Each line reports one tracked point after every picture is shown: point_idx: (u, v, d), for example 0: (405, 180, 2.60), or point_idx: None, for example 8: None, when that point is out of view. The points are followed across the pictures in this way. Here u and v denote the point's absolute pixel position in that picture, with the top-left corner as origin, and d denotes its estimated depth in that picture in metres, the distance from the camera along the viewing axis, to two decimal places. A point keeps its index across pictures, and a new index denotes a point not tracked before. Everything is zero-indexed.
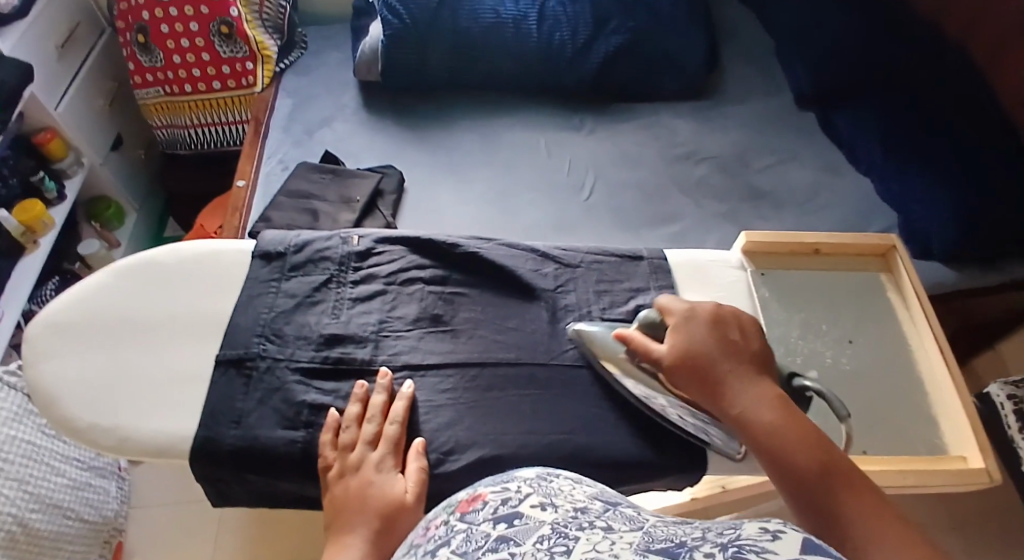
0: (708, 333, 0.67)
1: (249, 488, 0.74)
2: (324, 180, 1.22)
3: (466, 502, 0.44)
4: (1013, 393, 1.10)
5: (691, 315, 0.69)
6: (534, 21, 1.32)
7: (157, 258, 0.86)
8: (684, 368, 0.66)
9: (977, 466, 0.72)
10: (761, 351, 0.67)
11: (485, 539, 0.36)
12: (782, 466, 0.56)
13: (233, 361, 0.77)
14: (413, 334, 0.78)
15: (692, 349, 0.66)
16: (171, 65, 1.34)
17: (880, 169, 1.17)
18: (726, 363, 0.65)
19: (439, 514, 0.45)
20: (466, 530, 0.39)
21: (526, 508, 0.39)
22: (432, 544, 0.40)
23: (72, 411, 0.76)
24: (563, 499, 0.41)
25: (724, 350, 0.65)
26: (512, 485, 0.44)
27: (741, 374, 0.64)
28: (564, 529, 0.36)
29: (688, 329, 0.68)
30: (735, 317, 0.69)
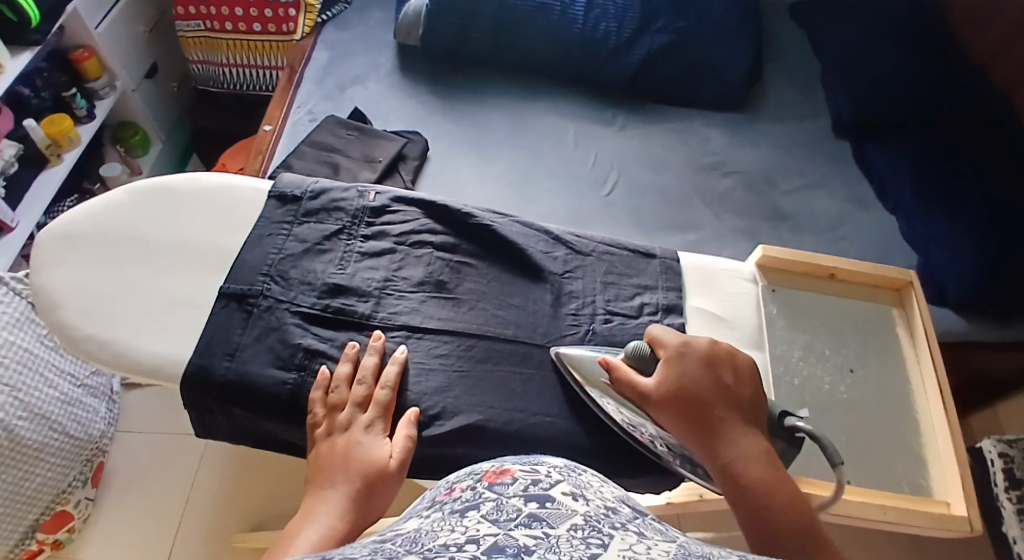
0: (701, 371, 0.65)
1: (232, 422, 0.74)
2: (349, 136, 1.22)
3: (492, 474, 0.41)
4: (1004, 451, 1.08)
5: (686, 350, 0.67)
6: (582, 8, 1.30)
7: (174, 183, 0.87)
8: (673, 405, 0.64)
9: (959, 512, 0.71)
10: (752, 395, 0.66)
11: (518, 513, 0.34)
12: (756, 514, 0.56)
13: (236, 296, 0.77)
14: (415, 296, 0.78)
15: (682, 387, 0.64)
16: (215, 1, 1.34)
17: (907, 210, 1.16)
18: (715, 402, 0.63)
19: (464, 480, 0.42)
20: (496, 499, 0.36)
21: (557, 493, 0.37)
22: (458, 504, 0.37)
23: (72, 320, 0.77)
24: (594, 495, 0.39)
25: (716, 392, 0.64)
26: (541, 467, 0.42)
27: (732, 416, 0.62)
28: (598, 524, 0.34)
29: (680, 364, 0.66)
30: (731, 358, 0.68)
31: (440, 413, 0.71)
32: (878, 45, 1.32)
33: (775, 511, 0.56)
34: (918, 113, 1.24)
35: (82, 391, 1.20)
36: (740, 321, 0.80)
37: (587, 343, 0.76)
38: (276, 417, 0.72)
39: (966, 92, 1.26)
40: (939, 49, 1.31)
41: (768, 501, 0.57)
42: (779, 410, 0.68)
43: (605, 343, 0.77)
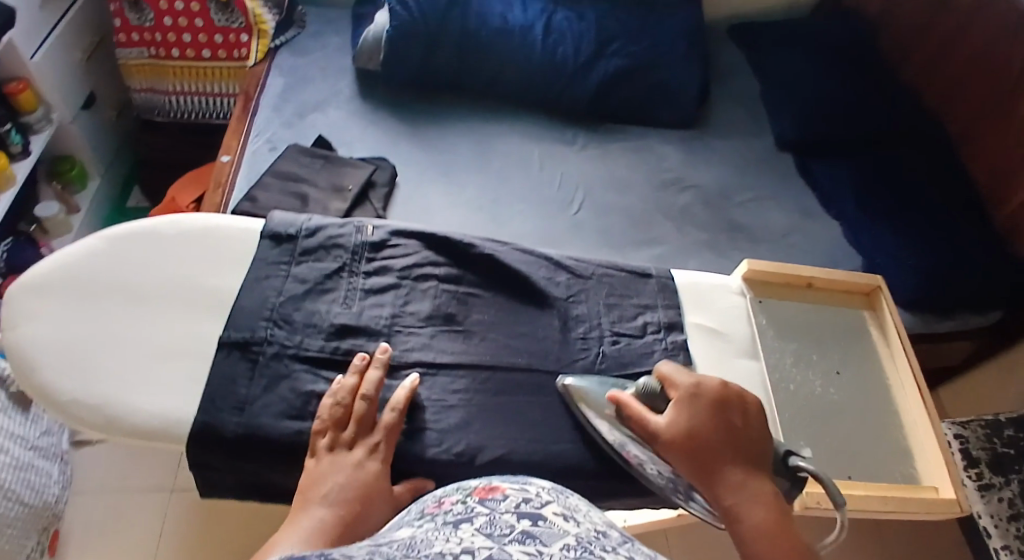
0: (710, 413, 0.68)
1: (245, 475, 0.72)
2: (314, 165, 1.20)
3: (482, 490, 0.46)
4: (959, 433, 1.13)
5: (697, 391, 0.69)
6: (539, 33, 1.34)
7: (155, 228, 0.82)
8: (683, 447, 0.66)
9: (948, 496, 0.77)
10: (761, 440, 0.68)
11: (510, 529, 0.38)
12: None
13: (238, 344, 0.74)
14: (425, 331, 0.78)
15: (691, 429, 0.66)
16: (160, 27, 1.29)
17: (850, 217, 1.26)
18: (725, 449, 0.65)
19: (452, 494, 0.48)
20: (488, 515, 0.40)
21: (549, 513, 0.41)
22: (452, 517, 0.41)
23: (53, 384, 0.70)
24: (584, 518, 0.43)
25: (725, 437, 0.66)
26: (532, 488, 0.46)
27: (739, 466, 0.65)
28: (590, 545, 0.37)
29: (689, 405, 0.68)
30: (739, 398, 0.70)
31: (467, 450, 0.71)
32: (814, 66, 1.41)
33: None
34: (855, 125, 1.34)
35: (30, 451, 1.10)
36: (735, 333, 0.84)
37: (599, 366, 0.79)
38: (296, 468, 0.70)
39: (897, 105, 1.36)
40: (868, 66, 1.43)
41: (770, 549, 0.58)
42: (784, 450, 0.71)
43: (615, 364, 0.79)
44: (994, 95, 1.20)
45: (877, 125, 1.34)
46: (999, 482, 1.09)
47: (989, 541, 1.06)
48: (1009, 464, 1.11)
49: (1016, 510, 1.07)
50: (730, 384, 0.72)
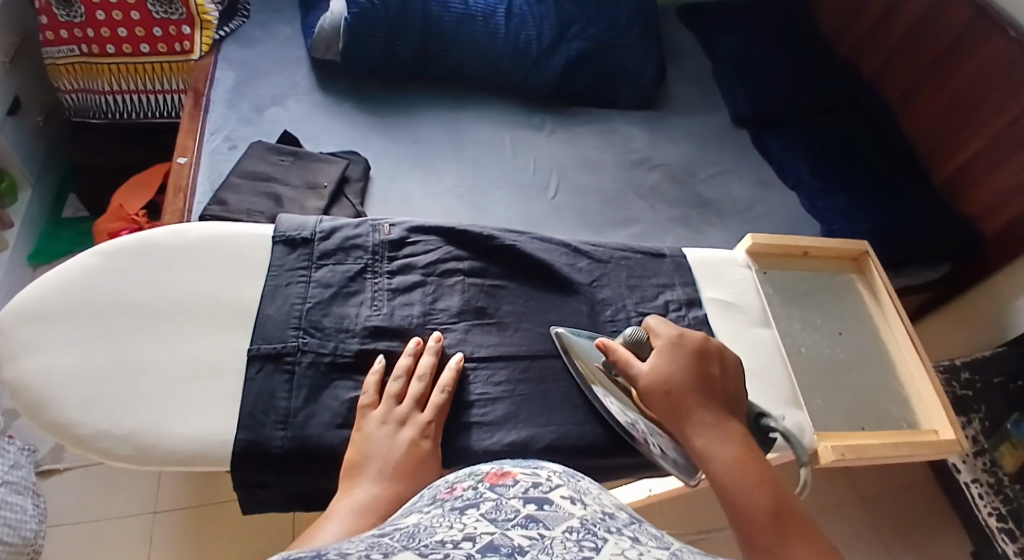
0: (691, 362, 0.69)
1: (293, 493, 0.67)
2: (283, 162, 1.12)
3: (493, 476, 0.47)
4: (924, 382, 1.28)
5: (679, 342, 0.70)
6: (502, 18, 1.33)
7: (152, 238, 0.75)
8: (659, 393, 0.67)
9: (949, 437, 0.85)
10: (735, 392, 0.69)
11: (516, 514, 0.39)
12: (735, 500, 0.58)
13: (271, 357, 0.69)
14: (459, 326, 0.77)
15: (671, 374, 0.68)
16: (93, 23, 1.20)
17: (807, 187, 1.29)
18: (700, 394, 0.66)
19: (463, 480, 0.48)
20: (496, 500, 0.42)
21: (556, 496, 0.43)
22: (460, 503, 0.43)
23: (74, 417, 0.64)
24: (591, 500, 0.44)
25: (701, 385, 0.67)
26: (542, 472, 0.48)
27: (712, 409, 0.66)
28: (592, 527, 0.39)
29: (671, 354, 0.69)
30: (719, 353, 0.72)
31: (519, 440, 0.71)
32: (760, 44, 1.48)
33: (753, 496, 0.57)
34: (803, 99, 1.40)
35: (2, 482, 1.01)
36: (747, 304, 0.88)
37: None
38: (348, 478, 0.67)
39: (838, 79, 1.45)
40: (809, 43, 1.51)
41: (743, 482, 0.59)
42: (755, 410, 0.73)
43: None
44: (935, 63, 1.29)
45: (821, 99, 1.41)
46: (964, 421, 1.22)
47: (961, 476, 1.22)
48: (970, 404, 1.23)
49: (980, 446, 1.21)
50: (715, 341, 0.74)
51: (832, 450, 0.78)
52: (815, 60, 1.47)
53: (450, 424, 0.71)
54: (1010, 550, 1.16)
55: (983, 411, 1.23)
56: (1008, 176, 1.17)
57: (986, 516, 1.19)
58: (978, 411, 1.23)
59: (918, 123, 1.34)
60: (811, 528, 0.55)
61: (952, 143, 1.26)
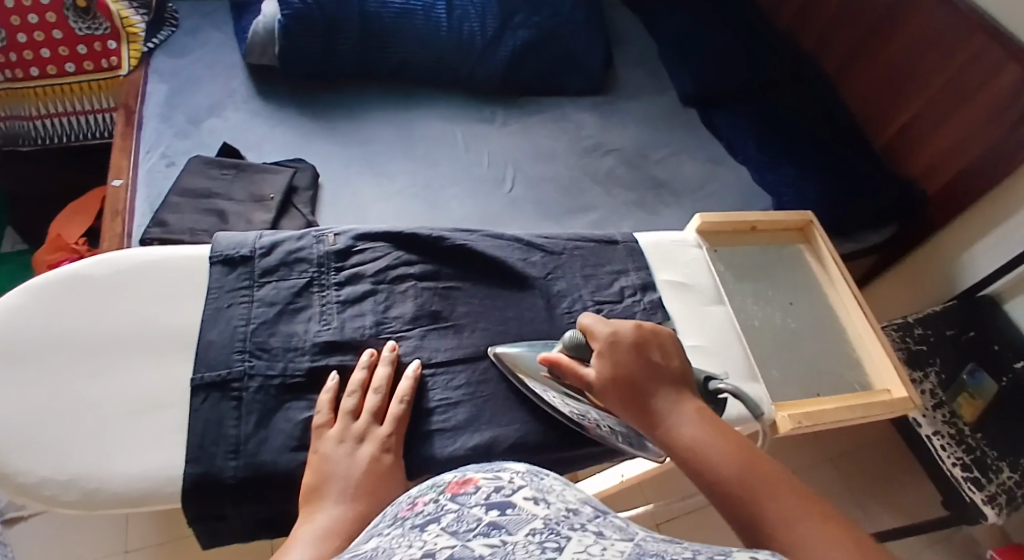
0: (633, 355, 0.66)
1: (254, 522, 0.65)
2: (224, 175, 1.08)
3: (455, 485, 0.44)
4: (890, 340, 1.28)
5: (616, 338, 0.67)
6: (443, 11, 1.29)
7: (83, 270, 0.71)
8: (612, 391, 0.64)
9: (902, 395, 0.85)
10: (685, 371, 0.67)
11: (477, 523, 0.37)
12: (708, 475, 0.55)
13: (217, 384, 0.67)
14: (414, 333, 0.75)
15: (618, 371, 0.65)
16: (14, 46, 1.15)
17: (757, 159, 1.29)
18: (650, 382, 0.64)
19: (426, 494, 0.44)
20: (457, 511, 0.39)
21: (519, 499, 0.41)
22: (421, 519, 0.40)
23: (11, 466, 0.60)
24: (556, 498, 0.42)
25: (650, 373, 0.64)
26: (504, 475, 0.45)
27: (666, 392, 0.63)
28: (556, 526, 0.38)
29: (612, 353, 0.66)
30: (657, 336, 0.69)
31: (482, 443, 0.69)
32: (705, 19, 1.48)
33: (725, 465, 0.55)
34: (750, 70, 1.40)
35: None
36: (702, 284, 0.87)
37: None
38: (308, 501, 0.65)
39: (783, 49, 1.45)
40: (752, 15, 1.51)
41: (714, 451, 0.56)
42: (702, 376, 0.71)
43: None
44: (871, 27, 1.29)
45: (767, 70, 1.41)
46: (920, 376, 1.24)
47: (922, 430, 1.22)
48: (925, 358, 1.25)
49: (938, 399, 1.23)
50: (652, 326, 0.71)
51: (790, 419, 0.78)
52: (759, 32, 1.47)
53: (411, 435, 0.69)
54: (978, 499, 1.15)
55: (937, 363, 1.25)
56: (948, 134, 1.18)
57: (952, 467, 1.19)
58: (934, 363, 1.25)
59: (856, 90, 1.35)
60: (785, 477, 0.53)
61: (890, 108, 1.28)
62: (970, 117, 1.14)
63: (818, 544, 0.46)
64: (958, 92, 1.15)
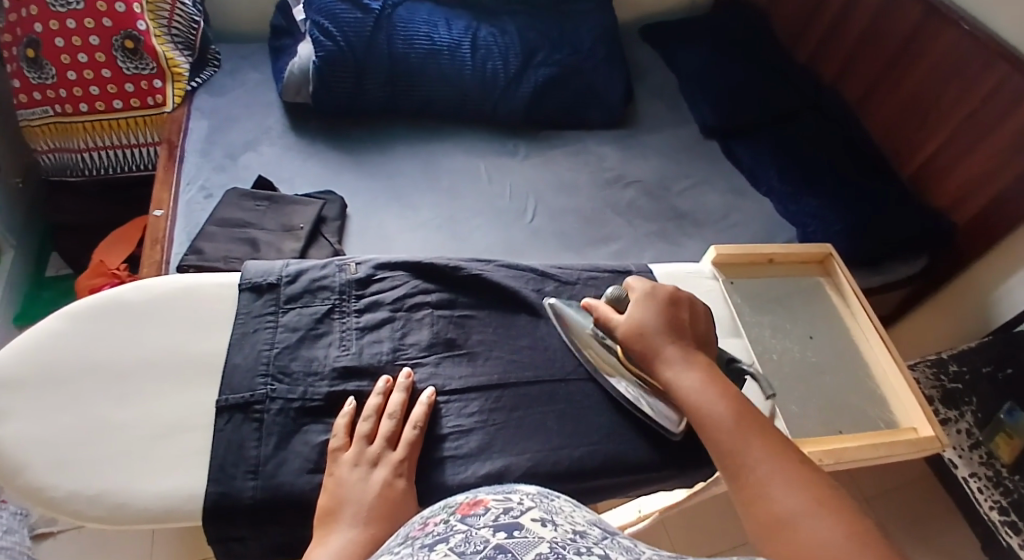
0: (663, 313, 0.71)
1: (270, 543, 0.67)
2: (258, 207, 1.12)
3: (466, 506, 0.46)
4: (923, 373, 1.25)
5: (653, 293, 0.73)
6: (468, 51, 1.35)
7: (121, 296, 0.75)
8: (635, 343, 0.70)
9: (928, 433, 0.84)
10: (705, 336, 0.72)
11: (484, 545, 0.38)
12: (702, 415, 0.63)
13: (239, 406, 0.70)
14: (429, 360, 0.77)
15: (645, 325, 0.70)
16: (64, 83, 1.23)
17: (780, 191, 1.29)
18: (672, 335, 0.69)
19: (436, 514, 0.46)
20: (466, 532, 0.41)
21: (527, 521, 0.42)
22: (430, 539, 0.41)
23: (46, 480, 0.64)
24: (563, 520, 0.44)
25: (674, 326, 0.70)
26: (514, 496, 0.47)
27: (687, 347, 0.68)
28: (562, 550, 0.39)
29: (645, 305, 0.72)
30: (690, 303, 0.74)
31: (495, 470, 0.70)
32: (726, 54, 1.50)
33: (722, 411, 0.62)
34: (771, 105, 1.41)
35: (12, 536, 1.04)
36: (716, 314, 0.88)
37: None
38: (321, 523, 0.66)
39: (806, 84, 1.46)
40: (774, 50, 1.52)
41: (716, 395, 0.63)
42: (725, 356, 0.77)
43: None
44: (893, 59, 1.30)
45: (789, 104, 1.42)
46: (954, 415, 1.22)
47: (958, 472, 1.19)
48: (961, 397, 1.23)
49: (975, 439, 1.20)
50: (686, 293, 0.76)
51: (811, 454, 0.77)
52: (782, 67, 1.49)
53: (424, 460, 0.70)
54: (1015, 544, 1.11)
55: (974, 403, 1.22)
56: (974, 165, 1.17)
57: (988, 510, 1.15)
58: (970, 403, 1.22)
59: (880, 120, 1.34)
60: (772, 432, 0.61)
61: (914, 138, 1.27)
62: (996, 147, 1.14)
63: (795, 495, 0.54)
64: (983, 123, 1.15)
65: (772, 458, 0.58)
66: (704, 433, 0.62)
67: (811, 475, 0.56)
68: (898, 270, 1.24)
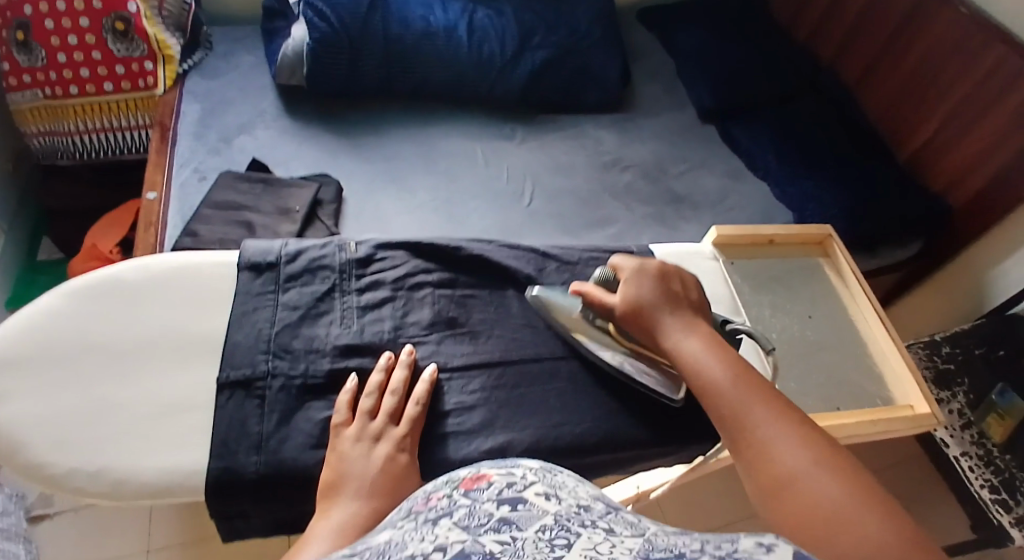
0: (657, 284, 0.72)
1: (273, 519, 0.66)
2: (253, 189, 1.12)
3: (469, 480, 0.44)
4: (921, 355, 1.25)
5: (642, 270, 0.74)
6: (464, 32, 1.34)
7: (118, 275, 0.75)
8: (634, 317, 0.71)
9: (924, 410, 0.85)
10: (701, 303, 0.74)
11: (489, 518, 0.38)
12: (702, 380, 0.63)
13: (241, 383, 0.69)
14: (431, 338, 0.77)
15: (640, 298, 0.71)
16: (55, 65, 1.21)
17: (777, 173, 1.29)
18: (667, 306, 0.71)
19: (439, 488, 0.44)
20: (470, 506, 0.40)
21: (531, 495, 0.41)
22: (433, 513, 0.40)
23: (45, 457, 0.63)
24: (568, 494, 0.43)
25: (668, 299, 0.71)
26: (517, 470, 0.45)
27: (681, 317, 0.70)
28: (567, 523, 0.38)
29: (637, 282, 0.73)
30: (678, 274, 0.75)
31: (498, 446, 0.70)
32: (722, 38, 1.50)
33: (721, 375, 0.62)
34: (766, 89, 1.42)
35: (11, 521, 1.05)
36: (716, 294, 0.88)
37: None
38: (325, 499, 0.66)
39: (802, 67, 1.46)
40: (770, 34, 1.52)
41: (715, 359, 0.64)
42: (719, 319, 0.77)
43: None
44: (891, 40, 1.30)
45: (783, 88, 1.42)
46: (947, 396, 1.23)
47: (950, 451, 1.21)
48: (953, 378, 1.24)
49: (966, 419, 1.22)
50: (674, 264, 0.77)
51: None
52: (777, 51, 1.49)
53: (426, 437, 0.70)
54: (1006, 521, 1.13)
55: (966, 383, 1.23)
56: (970, 148, 1.18)
57: (979, 489, 1.17)
58: (961, 384, 1.23)
59: (878, 103, 1.35)
60: (771, 390, 0.60)
61: (911, 122, 1.28)
62: (993, 131, 1.14)
63: (796, 449, 0.53)
64: (983, 104, 1.15)
65: (772, 417, 0.57)
66: (705, 398, 0.62)
67: (818, 436, 0.55)
68: (893, 253, 1.24)
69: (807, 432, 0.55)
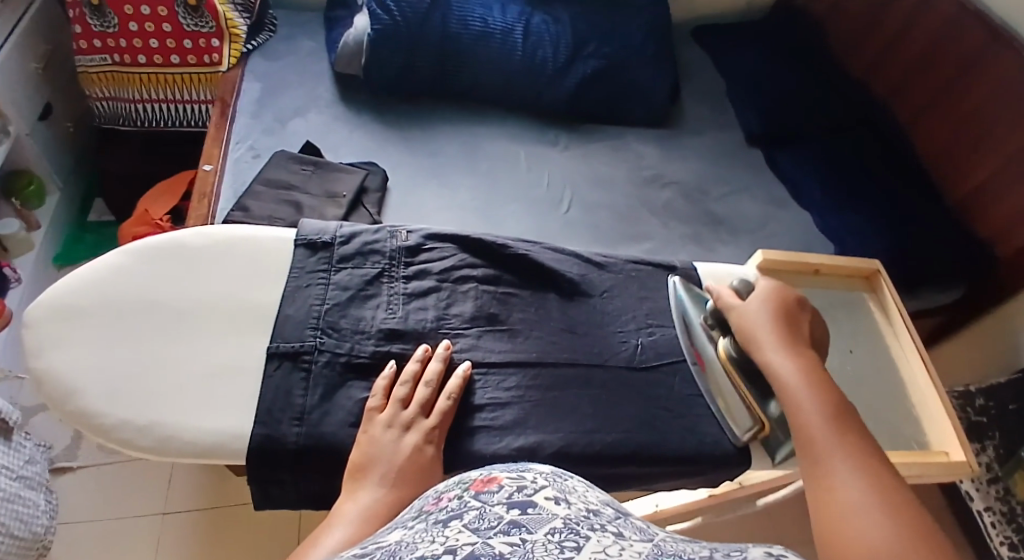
0: (783, 304, 0.74)
1: (306, 491, 0.68)
2: (304, 171, 1.14)
3: (480, 482, 0.43)
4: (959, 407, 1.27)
5: (777, 287, 0.76)
6: (520, 36, 1.36)
7: (180, 240, 0.77)
8: (747, 321, 0.73)
9: (960, 459, 0.85)
10: (819, 341, 0.74)
11: (498, 521, 0.37)
12: (794, 402, 0.63)
13: (288, 355, 0.71)
14: (471, 331, 0.78)
15: (760, 309, 0.73)
16: (126, 33, 1.25)
17: (819, 205, 1.30)
18: (780, 325, 0.71)
19: (451, 489, 0.44)
20: (480, 508, 0.39)
21: (541, 498, 0.40)
22: (444, 513, 0.39)
23: (98, 407, 0.66)
24: (577, 499, 0.42)
25: (783, 318, 0.72)
26: (528, 474, 0.44)
27: (791, 338, 0.70)
28: (576, 526, 0.37)
29: (766, 294, 0.75)
30: (802, 303, 0.76)
31: (528, 445, 0.72)
32: (775, 66, 1.50)
33: (814, 402, 0.61)
34: (815, 121, 1.42)
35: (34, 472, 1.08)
36: None
37: (640, 356, 0.82)
38: None
39: (854, 101, 1.46)
40: (822, 67, 1.53)
41: (810, 386, 0.63)
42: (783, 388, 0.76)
43: (653, 355, 0.82)
44: (948, 83, 1.30)
45: (832, 121, 1.42)
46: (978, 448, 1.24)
47: (974, 504, 1.23)
48: (985, 431, 1.24)
49: (994, 474, 1.22)
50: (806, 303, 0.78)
51: None
52: (828, 83, 1.49)
53: (455, 430, 0.72)
54: None
55: (997, 438, 1.24)
56: (1019, 200, 1.17)
57: (998, 545, 1.19)
58: (992, 437, 1.24)
59: (930, 144, 1.34)
60: (861, 430, 0.58)
61: (965, 166, 1.27)
62: None
63: (857, 479, 0.52)
64: None
65: (851, 450, 0.56)
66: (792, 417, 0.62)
67: (889, 477, 0.52)
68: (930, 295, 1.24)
69: (879, 469, 0.53)
